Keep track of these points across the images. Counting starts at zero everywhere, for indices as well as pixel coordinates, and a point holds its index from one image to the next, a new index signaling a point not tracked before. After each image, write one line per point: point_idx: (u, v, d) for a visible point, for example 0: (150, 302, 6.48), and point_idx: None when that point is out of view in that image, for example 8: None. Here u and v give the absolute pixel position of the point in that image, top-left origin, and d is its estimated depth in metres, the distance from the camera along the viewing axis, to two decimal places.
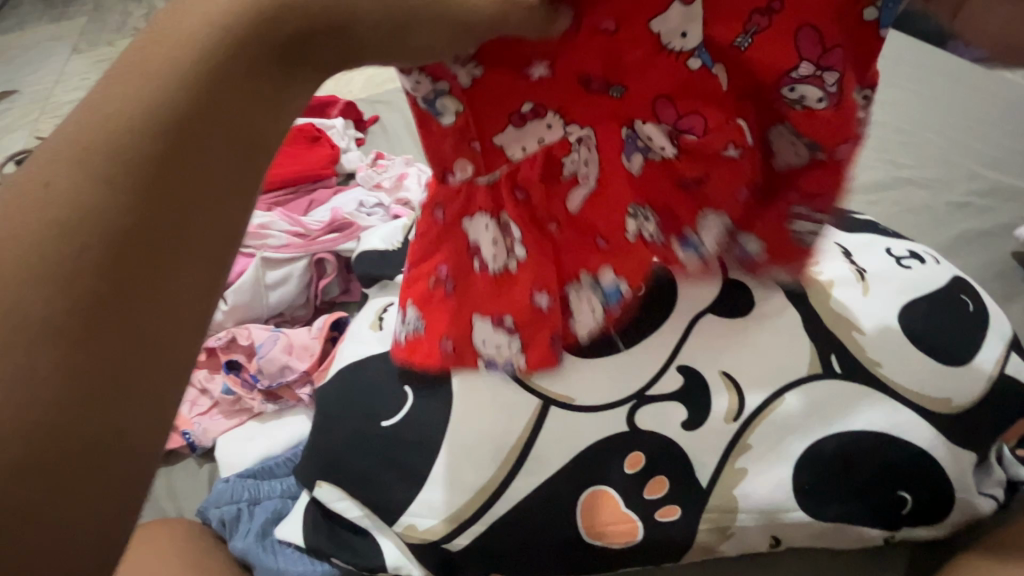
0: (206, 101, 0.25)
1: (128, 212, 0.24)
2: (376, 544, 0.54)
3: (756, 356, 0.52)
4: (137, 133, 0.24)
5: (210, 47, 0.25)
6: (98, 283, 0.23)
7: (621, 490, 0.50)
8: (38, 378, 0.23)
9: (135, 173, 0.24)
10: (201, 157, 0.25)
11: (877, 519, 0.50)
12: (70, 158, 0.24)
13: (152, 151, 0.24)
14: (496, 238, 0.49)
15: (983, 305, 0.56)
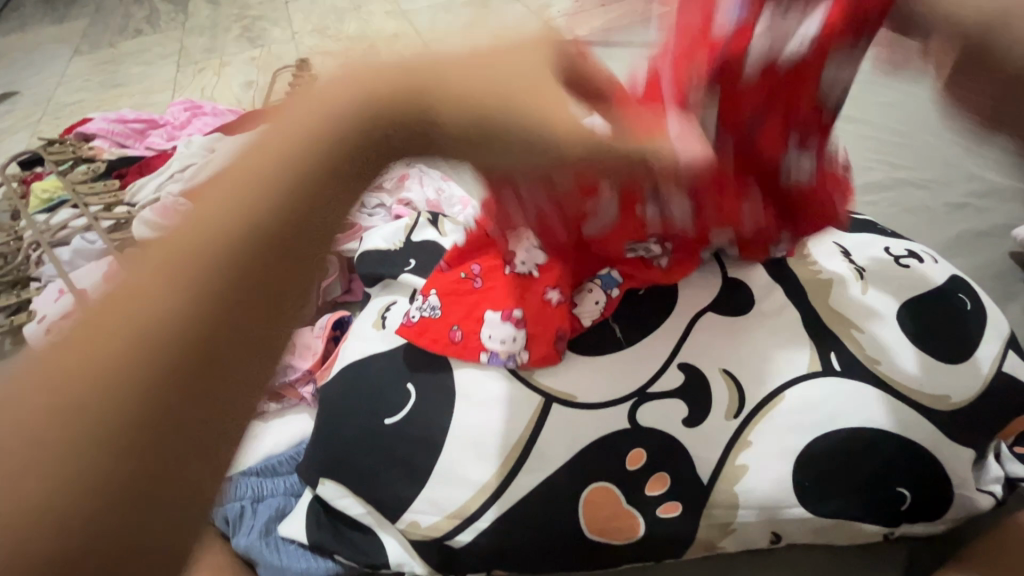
0: (278, 234, 0.24)
1: (180, 345, 0.22)
2: (379, 542, 0.54)
3: (755, 354, 0.53)
4: (201, 268, 0.22)
5: (313, 141, 0.24)
6: (144, 425, 0.22)
7: (623, 486, 0.50)
8: (68, 511, 0.21)
9: (207, 283, 0.23)
10: (287, 265, 0.25)
11: (875, 515, 0.50)
12: (157, 258, 0.23)
13: (215, 286, 0.23)
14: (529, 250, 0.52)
15: (981, 303, 0.57)
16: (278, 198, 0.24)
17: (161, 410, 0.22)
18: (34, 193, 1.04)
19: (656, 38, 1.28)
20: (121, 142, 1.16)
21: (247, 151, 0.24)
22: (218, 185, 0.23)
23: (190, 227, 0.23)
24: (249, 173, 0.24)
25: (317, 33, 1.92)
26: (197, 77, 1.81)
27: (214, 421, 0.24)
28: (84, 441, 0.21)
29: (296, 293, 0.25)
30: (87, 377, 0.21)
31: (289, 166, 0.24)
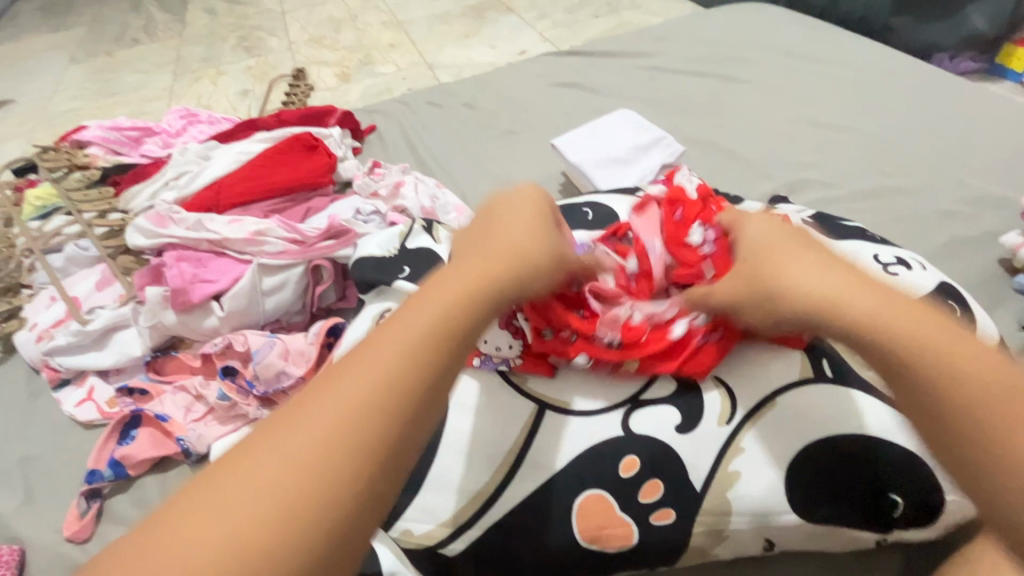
0: (454, 337, 0.39)
1: (386, 389, 0.35)
2: (372, 552, 0.52)
3: (746, 362, 0.54)
4: (417, 345, 0.37)
5: (461, 297, 0.41)
6: (355, 440, 0.33)
7: (617, 493, 0.50)
8: (283, 489, 0.31)
9: (371, 405, 0.34)
10: (417, 392, 0.36)
11: (868, 522, 0.50)
12: (331, 386, 0.35)
13: (417, 354, 0.37)
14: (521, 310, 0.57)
15: (971, 310, 0.57)
16: (420, 352, 0.37)
17: (378, 428, 0.34)
18: (28, 201, 1.03)
19: (648, 49, 1.31)
20: (116, 149, 1.17)
21: (411, 309, 0.40)
22: (402, 328, 0.38)
23: (359, 366, 0.36)
24: (410, 327, 0.38)
25: (314, 42, 1.94)
26: (194, 85, 1.82)
27: (358, 514, 0.32)
28: (279, 516, 0.30)
29: (428, 411, 0.36)
30: (309, 457, 0.32)
31: (439, 313, 0.39)
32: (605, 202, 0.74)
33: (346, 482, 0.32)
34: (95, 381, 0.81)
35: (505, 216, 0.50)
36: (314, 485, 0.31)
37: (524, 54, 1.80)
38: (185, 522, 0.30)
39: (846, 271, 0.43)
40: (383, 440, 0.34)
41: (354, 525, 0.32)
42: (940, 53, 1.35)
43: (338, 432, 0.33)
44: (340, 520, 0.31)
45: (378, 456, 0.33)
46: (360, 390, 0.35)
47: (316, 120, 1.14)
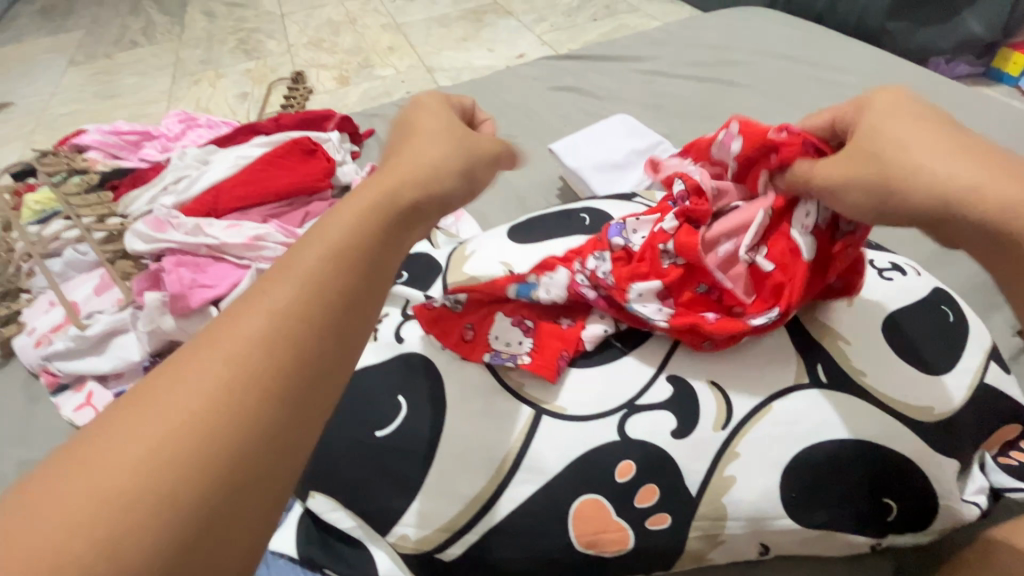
0: (363, 264, 0.37)
1: (286, 325, 0.33)
2: (368, 555, 0.54)
3: (742, 367, 0.54)
4: (321, 275, 0.35)
5: (361, 225, 0.38)
6: (251, 379, 0.31)
7: (612, 498, 0.50)
8: (165, 440, 0.28)
9: (268, 345, 0.32)
10: (314, 331, 0.33)
11: (863, 526, 0.51)
12: (217, 337, 0.32)
13: (320, 286, 0.35)
14: (600, 330, 0.56)
15: (964, 316, 0.58)
16: (318, 290, 0.35)
17: (279, 365, 0.32)
18: (27, 206, 1.03)
19: (645, 53, 1.31)
20: (115, 153, 1.17)
21: (305, 244, 0.37)
22: (294, 266, 0.35)
23: (248, 313, 0.33)
24: (307, 261, 0.35)
25: (313, 46, 1.94)
26: (192, 88, 1.82)
27: (254, 460, 0.30)
28: (160, 474, 0.27)
29: (333, 347, 0.34)
30: (193, 402, 0.29)
31: (334, 247, 0.36)
32: (602, 207, 0.75)
33: (243, 431, 0.30)
34: (94, 386, 0.81)
35: (416, 128, 0.47)
36: (203, 433, 0.29)
37: (523, 57, 1.81)
38: (54, 502, 0.26)
39: (980, 159, 0.38)
40: (283, 377, 0.32)
41: (256, 473, 0.30)
42: (936, 57, 1.36)
43: (231, 374, 0.31)
44: (238, 466, 0.29)
45: (278, 396, 0.31)
46: (256, 328, 0.32)
47: (315, 125, 1.15)
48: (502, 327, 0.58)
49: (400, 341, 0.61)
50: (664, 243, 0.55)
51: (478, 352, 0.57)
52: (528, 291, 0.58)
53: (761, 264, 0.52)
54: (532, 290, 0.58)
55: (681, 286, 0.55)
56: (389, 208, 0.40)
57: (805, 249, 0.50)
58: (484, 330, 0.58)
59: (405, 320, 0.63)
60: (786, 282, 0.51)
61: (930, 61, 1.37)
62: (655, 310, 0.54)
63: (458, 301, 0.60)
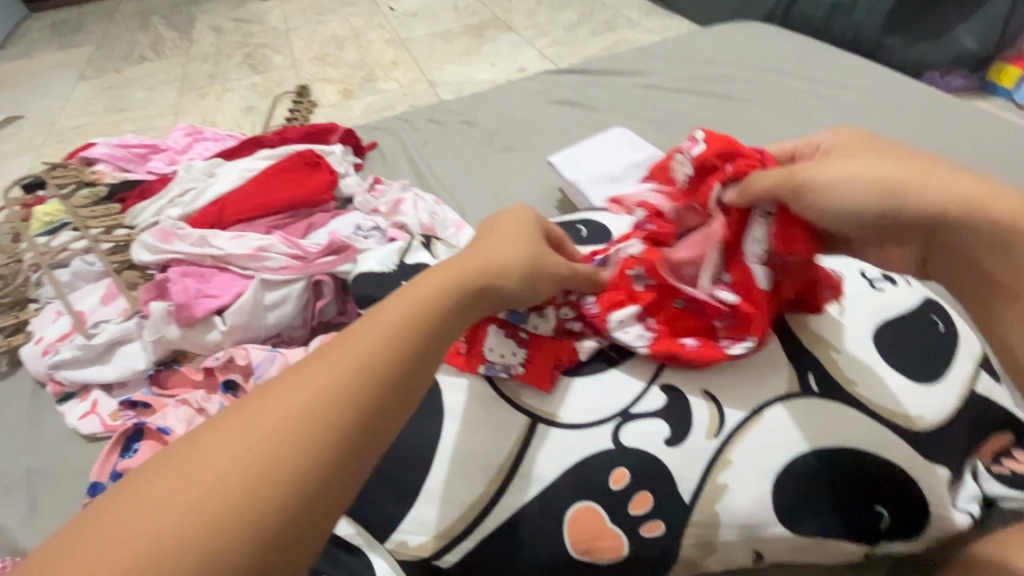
0: (422, 337, 0.40)
1: (347, 394, 0.35)
2: (368, 562, 0.53)
3: (734, 376, 0.55)
4: (385, 346, 0.38)
5: (431, 303, 0.41)
6: (308, 446, 0.32)
7: (607, 506, 0.51)
8: (224, 492, 0.30)
9: (328, 410, 0.34)
10: (375, 397, 0.36)
11: (856, 534, 0.51)
12: (289, 390, 0.35)
13: (384, 357, 0.37)
14: (590, 350, 0.58)
15: (954, 325, 0.59)
16: (381, 359, 0.37)
17: (333, 437, 0.33)
18: (36, 217, 1.05)
19: (643, 67, 1.34)
20: (123, 166, 1.19)
21: (380, 312, 0.40)
22: (364, 333, 0.38)
23: (317, 370, 0.36)
24: (375, 333, 0.38)
25: (318, 60, 1.98)
26: (199, 102, 1.86)
27: (298, 525, 0.31)
28: (206, 539, 0.29)
29: (382, 420, 0.36)
30: (253, 460, 0.31)
31: (403, 322, 0.39)
32: (599, 219, 0.76)
33: (296, 491, 0.31)
34: (99, 394, 0.82)
35: (498, 232, 0.51)
36: (259, 493, 0.30)
37: (524, 72, 1.83)
38: (127, 522, 0.29)
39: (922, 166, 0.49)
40: (337, 448, 0.33)
41: (296, 540, 0.31)
42: (931, 71, 1.38)
43: (292, 438, 0.32)
44: (282, 532, 0.30)
45: (329, 467, 0.33)
46: (318, 391, 0.34)
47: (319, 138, 1.17)
48: (497, 339, 0.58)
49: None
50: (635, 268, 0.58)
51: (473, 365, 0.58)
52: (518, 317, 0.60)
53: (728, 292, 0.55)
54: (522, 317, 0.60)
55: (659, 310, 0.58)
56: (464, 287, 0.44)
57: (759, 278, 0.53)
58: (480, 344, 0.58)
59: None
60: (754, 313, 0.53)
61: (926, 75, 1.38)
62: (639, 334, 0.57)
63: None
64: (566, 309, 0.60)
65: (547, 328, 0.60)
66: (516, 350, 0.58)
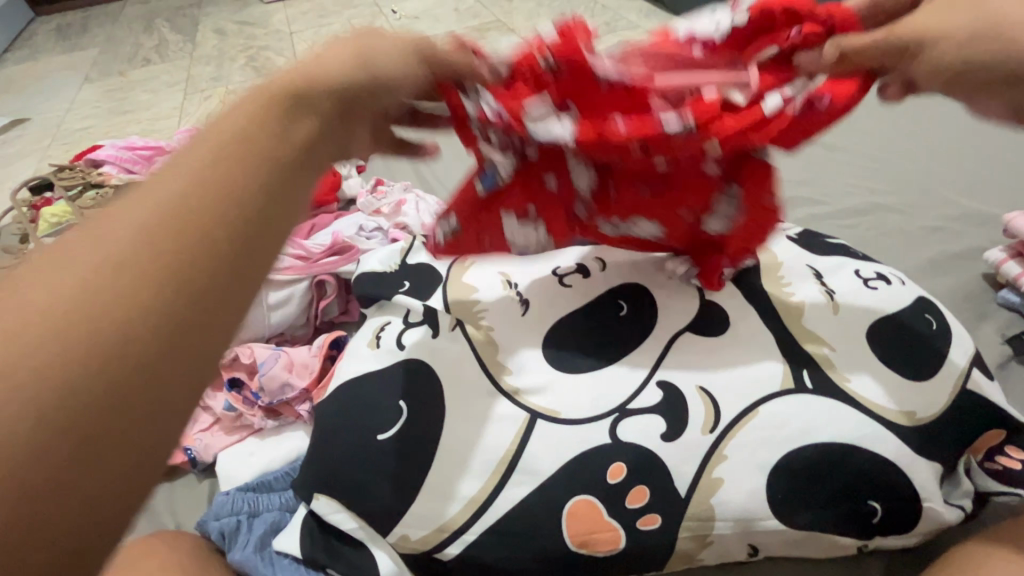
0: (262, 145, 0.35)
1: (179, 213, 0.31)
2: (370, 555, 0.56)
3: (730, 373, 0.56)
4: (213, 156, 0.33)
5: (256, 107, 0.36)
6: (138, 270, 0.29)
7: (604, 499, 0.52)
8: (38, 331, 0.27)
9: (155, 231, 0.30)
10: (211, 211, 0.32)
11: (848, 528, 0.53)
12: (116, 223, 0.30)
13: (214, 170, 0.33)
14: (563, 194, 0.56)
15: (947, 323, 0.60)
16: (213, 174, 0.33)
17: (167, 256, 0.30)
18: (44, 218, 1.07)
19: None
20: (129, 167, 1.20)
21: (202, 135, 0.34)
22: (199, 149, 0.33)
23: (144, 197, 0.32)
24: (203, 147, 0.34)
25: None
26: (203, 104, 1.87)
27: (135, 343, 0.28)
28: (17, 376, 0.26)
29: (229, 233, 0.32)
30: (66, 284, 0.28)
31: (235, 133, 0.35)
32: None
33: (145, 309, 0.29)
34: None
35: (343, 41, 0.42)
36: (82, 322, 0.28)
37: None
38: None
39: None
40: (173, 269, 0.30)
41: (149, 368, 0.28)
42: None
43: (114, 260, 0.29)
44: (118, 365, 0.28)
45: (171, 286, 0.30)
46: (142, 215, 0.31)
47: None
48: (507, 220, 0.57)
49: (402, 347, 0.63)
50: (543, 58, 0.50)
51: (501, 245, 0.60)
52: (493, 180, 0.54)
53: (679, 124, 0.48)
54: (496, 176, 0.54)
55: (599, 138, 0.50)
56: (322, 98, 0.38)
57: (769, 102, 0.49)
58: (495, 234, 0.58)
59: (406, 327, 0.65)
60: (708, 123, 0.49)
61: None
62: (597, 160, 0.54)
63: (455, 227, 0.58)
64: (495, 134, 0.51)
65: (510, 166, 0.53)
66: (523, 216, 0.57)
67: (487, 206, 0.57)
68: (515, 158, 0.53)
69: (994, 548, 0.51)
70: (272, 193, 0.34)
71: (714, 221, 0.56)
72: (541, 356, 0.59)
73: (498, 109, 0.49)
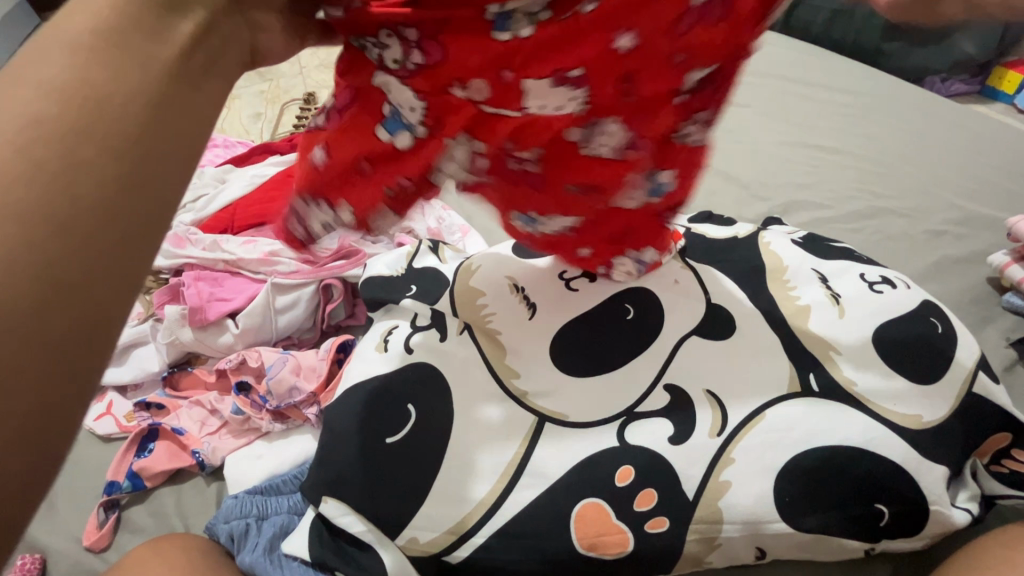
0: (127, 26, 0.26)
1: (66, 95, 0.24)
2: (378, 558, 0.56)
3: (736, 377, 0.56)
4: (93, 34, 0.25)
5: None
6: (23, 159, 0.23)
7: (612, 502, 0.52)
8: None
9: (35, 122, 0.23)
10: (109, 93, 0.25)
11: (856, 531, 0.53)
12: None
13: (101, 54, 0.25)
14: (466, 159, 0.47)
15: (953, 327, 0.60)
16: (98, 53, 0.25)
17: (62, 140, 0.24)
18: None
19: None
20: None
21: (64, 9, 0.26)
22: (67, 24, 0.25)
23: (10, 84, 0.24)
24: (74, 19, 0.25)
25: None
26: None
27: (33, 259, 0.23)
28: None
29: (133, 120, 0.25)
30: None
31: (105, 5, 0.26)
32: None
33: (43, 216, 0.23)
34: (114, 396, 0.84)
35: None
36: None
37: None
38: None
39: None
40: (70, 160, 0.24)
41: (73, 272, 0.23)
42: (931, 76, 1.39)
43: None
44: (20, 278, 0.22)
45: (73, 182, 0.24)
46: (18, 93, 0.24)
47: None
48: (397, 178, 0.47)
49: (410, 351, 0.63)
50: None
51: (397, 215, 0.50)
52: (403, 131, 0.44)
53: (630, 38, 0.38)
54: (404, 123, 0.44)
55: (521, 61, 0.39)
56: None
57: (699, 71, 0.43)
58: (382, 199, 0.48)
59: (414, 331, 0.65)
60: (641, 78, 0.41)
61: (926, 79, 1.39)
62: (544, 100, 0.42)
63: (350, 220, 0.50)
64: (391, 41, 0.40)
65: (414, 106, 0.42)
66: (438, 173, 0.48)
67: (381, 158, 0.45)
68: (417, 80, 0.41)
69: (1000, 550, 0.51)
70: (194, 87, 0.27)
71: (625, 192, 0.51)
72: (548, 360, 0.59)
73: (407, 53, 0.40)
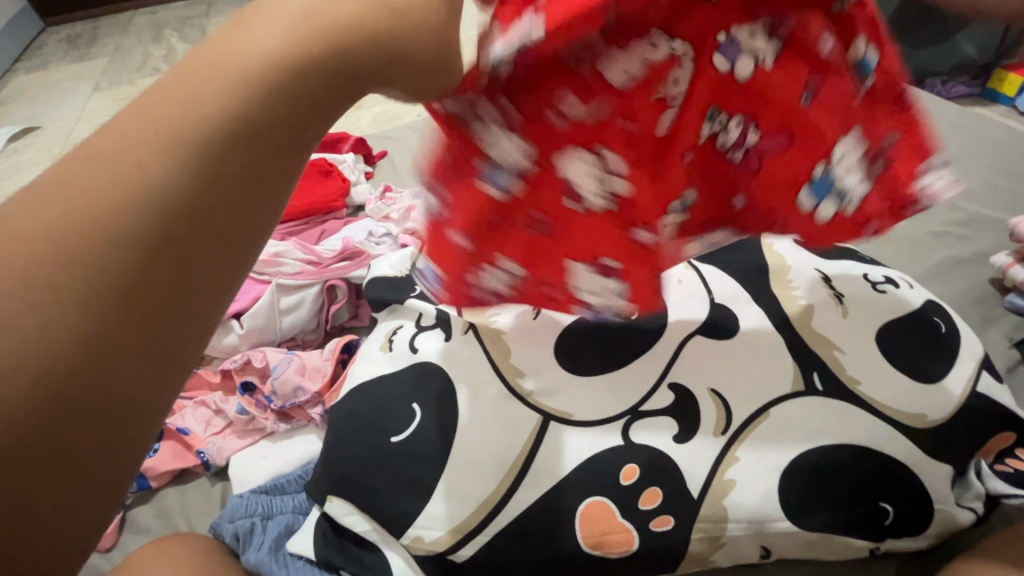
0: (264, 112, 0.26)
1: (179, 176, 0.24)
2: (384, 557, 0.56)
3: (741, 376, 0.56)
4: (226, 107, 0.25)
5: (254, 71, 0.26)
6: (134, 245, 0.23)
7: (617, 500, 0.53)
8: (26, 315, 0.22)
9: (149, 198, 0.24)
10: (224, 183, 0.25)
11: (861, 530, 0.53)
12: (115, 149, 0.24)
13: (225, 133, 0.25)
14: (600, 170, 0.41)
15: (956, 327, 0.60)
16: (225, 133, 0.25)
17: (164, 225, 0.24)
18: None
19: None
20: None
21: (204, 67, 0.26)
22: (205, 82, 0.25)
23: (133, 140, 0.24)
24: (203, 86, 0.25)
25: None
26: None
27: (123, 348, 0.23)
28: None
29: (238, 216, 0.25)
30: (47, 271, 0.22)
31: (244, 76, 0.26)
32: None
33: (136, 302, 0.23)
34: None
35: None
36: (63, 301, 0.22)
37: None
38: None
39: None
40: (174, 251, 0.24)
41: (152, 363, 0.24)
42: (933, 78, 1.38)
43: (103, 223, 0.23)
44: (111, 362, 0.23)
45: (168, 277, 0.24)
46: (138, 157, 0.24)
47: (332, 147, 1.17)
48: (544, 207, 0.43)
49: (415, 351, 0.64)
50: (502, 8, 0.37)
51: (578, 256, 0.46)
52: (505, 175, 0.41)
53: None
54: (503, 168, 0.41)
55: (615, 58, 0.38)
56: (355, 55, 0.28)
57: None
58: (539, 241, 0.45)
59: (418, 331, 0.65)
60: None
61: (927, 81, 1.39)
62: (632, 76, 0.39)
63: (517, 275, 0.47)
64: (489, 105, 0.38)
65: (516, 145, 0.40)
66: (596, 200, 0.43)
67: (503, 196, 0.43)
68: (515, 122, 0.39)
69: (1005, 549, 0.51)
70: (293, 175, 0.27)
71: (828, 89, 0.41)
72: (553, 360, 0.59)
73: (501, 109, 0.38)
